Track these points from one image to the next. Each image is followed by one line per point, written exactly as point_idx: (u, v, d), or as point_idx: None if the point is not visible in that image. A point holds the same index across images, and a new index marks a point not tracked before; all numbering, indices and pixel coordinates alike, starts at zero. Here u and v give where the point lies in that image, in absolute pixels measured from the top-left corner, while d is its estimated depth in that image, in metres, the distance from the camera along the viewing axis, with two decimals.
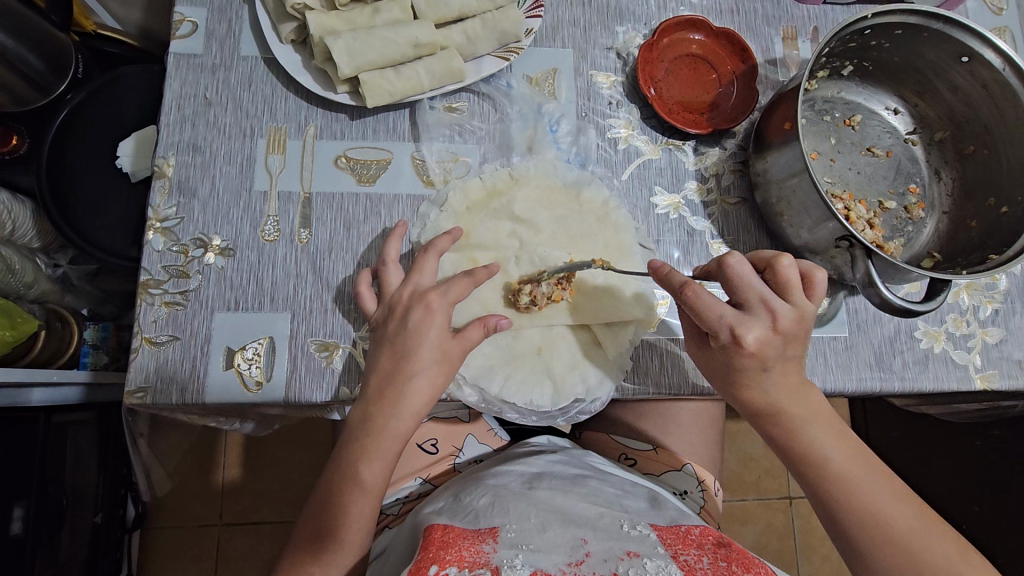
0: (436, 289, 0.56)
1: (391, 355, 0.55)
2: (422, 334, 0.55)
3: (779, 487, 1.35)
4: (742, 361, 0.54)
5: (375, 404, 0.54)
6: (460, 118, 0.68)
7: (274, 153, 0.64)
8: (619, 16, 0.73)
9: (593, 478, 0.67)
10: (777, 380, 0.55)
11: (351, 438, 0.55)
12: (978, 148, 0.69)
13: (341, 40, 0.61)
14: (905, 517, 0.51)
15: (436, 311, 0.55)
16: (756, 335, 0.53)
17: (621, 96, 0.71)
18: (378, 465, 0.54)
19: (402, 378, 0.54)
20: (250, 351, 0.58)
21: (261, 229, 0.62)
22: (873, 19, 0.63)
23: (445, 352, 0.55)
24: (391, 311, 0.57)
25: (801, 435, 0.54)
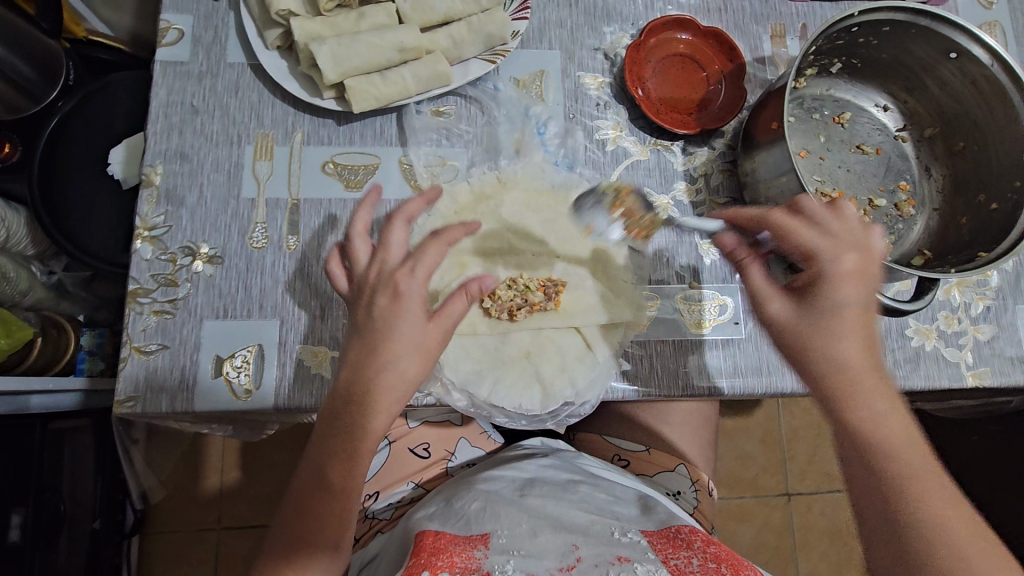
0: (405, 267, 0.52)
1: (360, 346, 0.52)
2: (391, 323, 0.51)
3: (776, 484, 1.37)
4: (845, 289, 0.49)
5: (338, 400, 0.52)
6: (447, 122, 0.67)
7: (262, 160, 0.64)
8: (607, 18, 0.73)
9: (585, 484, 0.67)
10: (859, 334, 0.49)
11: (323, 438, 0.53)
12: (969, 144, 0.69)
13: (326, 45, 0.59)
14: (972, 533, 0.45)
15: (405, 292, 0.52)
16: (853, 260, 0.50)
17: (609, 97, 0.71)
18: (342, 462, 0.53)
19: (374, 372, 0.51)
20: (239, 359, 0.59)
21: (249, 236, 0.62)
22: (859, 17, 0.62)
23: (421, 344, 0.52)
24: (361, 291, 0.53)
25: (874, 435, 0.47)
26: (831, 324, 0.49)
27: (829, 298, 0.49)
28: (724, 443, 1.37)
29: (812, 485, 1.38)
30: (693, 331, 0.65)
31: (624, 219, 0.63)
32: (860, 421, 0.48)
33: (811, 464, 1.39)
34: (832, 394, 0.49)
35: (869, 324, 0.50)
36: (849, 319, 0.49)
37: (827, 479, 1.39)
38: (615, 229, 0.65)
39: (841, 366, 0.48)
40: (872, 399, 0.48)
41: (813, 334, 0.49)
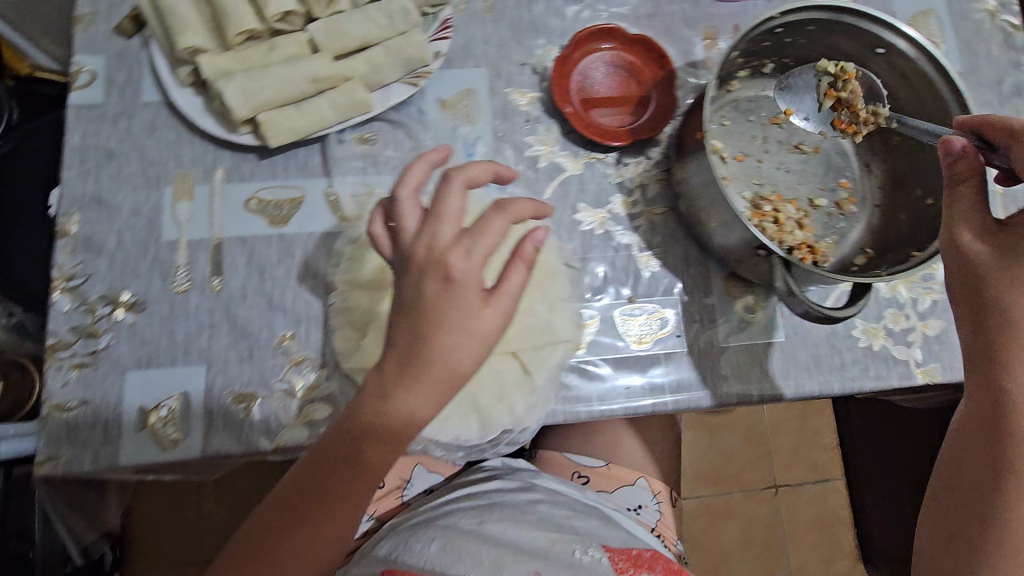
0: (458, 246, 0.43)
1: (409, 330, 0.43)
2: (445, 309, 0.43)
3: (762, 479, 1.36)
4: None
5: (391, 381, 0.44)
6: (373, 149, 0.65)
7: (182, 201, 0.63)
8: (534, 32, 0.72)
9: (544, 503, 0.67)
10: None
11: (361, 421, 0.46)
12: (903, 139, 0.68)
13: (235, 82, 0.57)
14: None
15: (462, 275, 0.43)
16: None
17: (540, 112, 0.69)
18: (386, 446, 0.46)
19: (429, 358, 0.43)
20: (164, 409, 0.57)
21: (171, 280, 0.60)
22: (780, 18, 0.61)
23: (484, 330, 0.44)
24: (407, 266, 0.44)
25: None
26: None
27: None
28: (706, 441, 1.36)
29: (798, 477, 1.37)
30: (635, 348, 0.65)
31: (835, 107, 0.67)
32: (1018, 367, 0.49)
33: (795, 456, 1.38)
34: (995, 341, 0.50)
35: None
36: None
37: (812, 470, 1.38)
38: (783, 100, 0.69)
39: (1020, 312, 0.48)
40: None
41: (1013, 279, 0.49)
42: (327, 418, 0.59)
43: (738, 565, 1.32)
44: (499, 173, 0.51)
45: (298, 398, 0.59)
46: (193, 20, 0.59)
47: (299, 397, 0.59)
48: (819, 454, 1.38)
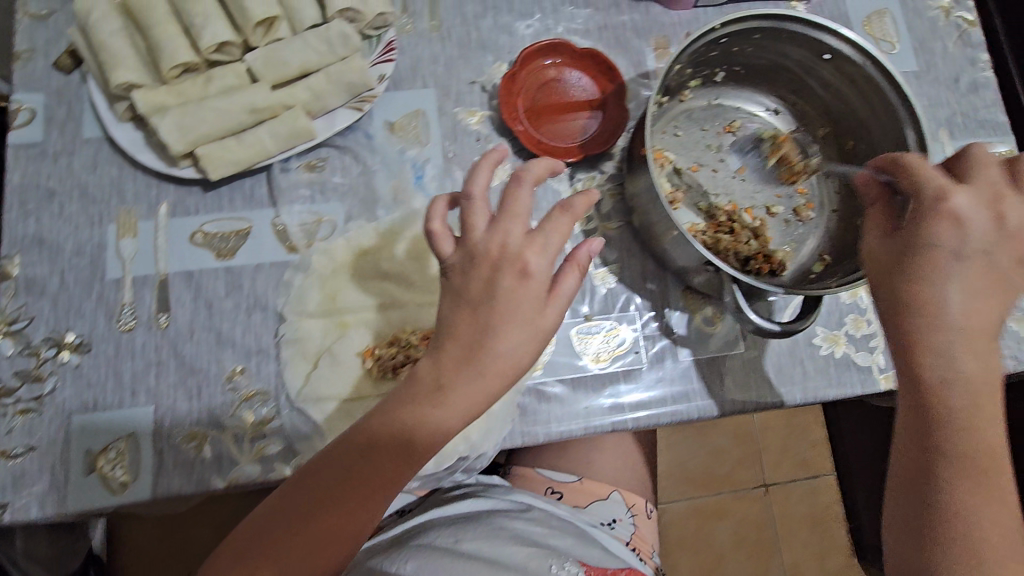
0: (534, 244, 0.48)
1: (474, 324, 0.47)
2: (512, 306, 0.47)
3: (752, 477, 1.35)
4: (937, 226, 0.47)
5: (448, 372, 0.47)
6: (321, 177, 0.64)
7: (126, 238, 0.61)
8: (482, 49, 0.71)
9: (518, 518, 0.70)
10: (969, 281, 0.47)
11: (416, 408, 0.48)
12: (857, 143, 0.68)
13: (169, 117, 0.57)
14: (999, 535, 0.44)
15: (531, 275, 0.47)
16: (962, 204, 0.47)
17: (490, 131, 0.68)
18: (433, 433, 0.48)
19: (488, 344, 0.47)
20: (112, 452, 0.56)
21: (117, 319, 0.59)
22: (724, 29, 0.60)
23: (541, 325, 0.48)
24: (476, 263, 0.48)
25: (949, 404, 0.46)
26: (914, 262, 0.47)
27: (930, 246, 0.47)
28: (693, 442, 1.35)
29: (787, 474, 1.35)
30: (593, 367, 0.64)
31: (779, 163, 0.71)
32: (929, 362, 0.46)
33: (784, 453, 1.36)
34: (901, 336, 0.48)
35: (983, 275, 0.47)
36: (969, 265, 0.47)
37: (802, 466, 1.36)
38: (736, 156, 0.71)
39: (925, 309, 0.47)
40: (963, 350, 0.46)
41: (908, 278, 0.47)
42: (281, 454, 0.58)
43: (732, 564, 1.31)
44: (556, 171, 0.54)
45: (249, 435, 0.58)
46: (126, 56, 0.58)
47: (250, 433, 0.58)
48: (808, 451, 1.36)
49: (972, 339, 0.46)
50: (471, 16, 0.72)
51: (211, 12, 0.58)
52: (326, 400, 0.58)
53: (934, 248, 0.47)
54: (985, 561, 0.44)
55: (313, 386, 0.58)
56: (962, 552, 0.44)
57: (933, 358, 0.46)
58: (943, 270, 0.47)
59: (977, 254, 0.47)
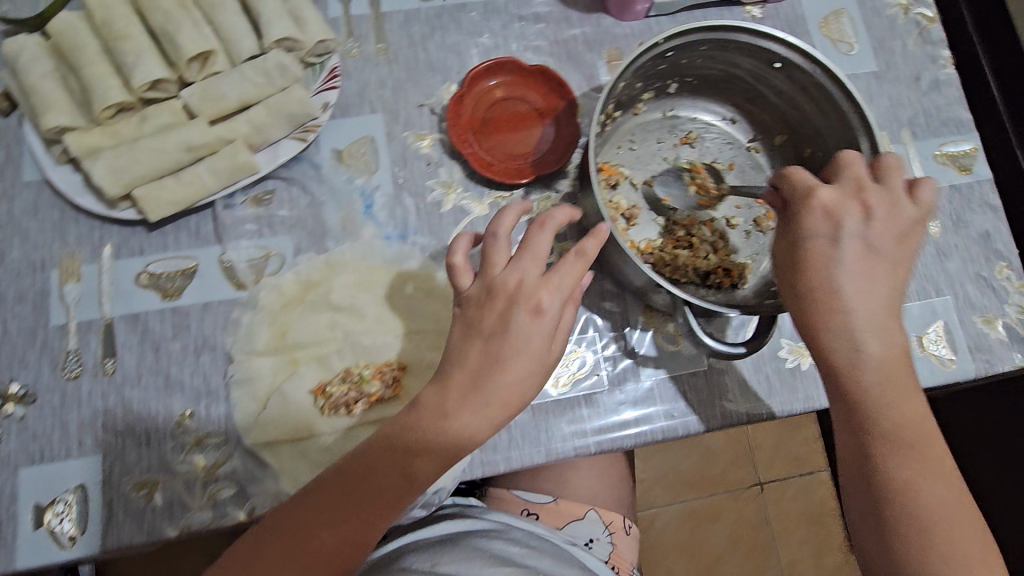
0: (547, 283, 0.48)
1: (486, 353, 0.47)
2: (524, 339, 0.47)
3: (745, 476, 1.26)
4: (811, 223, 0.51)
5: (454, 399, 0.46)
6: (268, 211, 0.63)
7: (69, 283, 0.60)
8: (430, 70, 0.70)
9: (499, 540, 0.69)
10: (852, 270, 0.50)
11: (420, 440, 0.47)
12: (814, 150, 0.67)
13: (101, 160, 0.57)
14: (937, 501, 0.48)
15: (545, 312, 0.47)
16: (828, 199, 0.51)
17: (441, 154, 0.67)
18: (434, 464, 0.47)
19: (494, 377, 0.46)
20: (60, 504, 0.55)
21: (61, 367, 0.58)
22: (669, 43, 0.59)
23: (546, 357, 0.48)
24: (491, 298, 0.48)
25: (863, 382, 0.49)
26: (798, 260, 0.51)
27: (805, 243, 0.51)
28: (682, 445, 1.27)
29: (781, 472, 1.27)
30: (554, 392, 0.63)
31: (699, 189, 0.69)
32: (838, 351, 0.49)
33: (778, 451, 1.28)
34: (805, 329, 0.51)
35: (869, 263, 0.50)
36: (850, 254, 0.50)
37: (796, 464, 1.28)
38: (660, 186, 0.69)
39: (820, 298, 0.50)
40: (866, 332, 0.49)
41: (802, 273, 0.50)
42: (233, 497, 0.56)
43: (729, 569, 1.22)
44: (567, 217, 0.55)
45: (200, 479, 0.57)
46: (58, 99, 0.57)
47: (201, 478, 0.57)
48: (802, 447, 1.28)
49: (874, 321, 0.50)
50: (418, 37, 0.70)
51: (142, 51, 0.58)
52: (278, 440, 0.57)
53: (810, 245, 0.50)
54: (933, 526, 0.47)
55: (263, 426, 0.57)
56: (910, 521, 0.48)
57: (840, 345, 0.49)
58: (823, 264, 0.50)
59: (853, 241, 0.50)
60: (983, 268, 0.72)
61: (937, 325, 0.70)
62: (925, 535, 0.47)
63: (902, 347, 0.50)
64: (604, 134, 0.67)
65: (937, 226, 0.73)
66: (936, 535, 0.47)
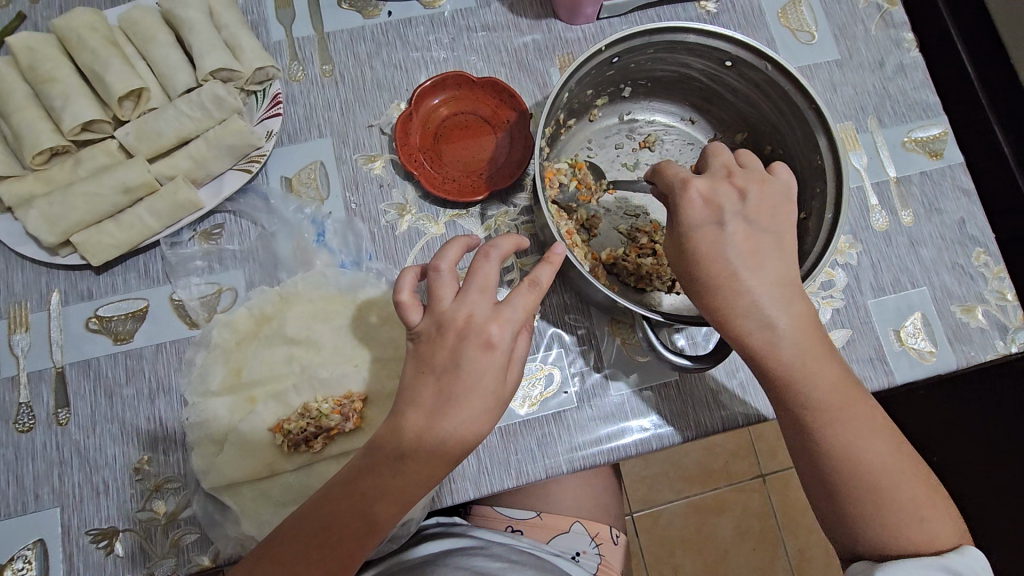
0: (499, 316, 0.45)
1: (441, 391, 0.45)
2: (477, 375, 0.45)
3: (749, 468, 1.24)
4: (692, 212, 0.49)
5: (410, 438, 0.45)
6: (217, 246, 0.62)
7: (18, 333, 0.59)
8: (378, 89, 0.68)
9: (480, 557, 0.67)
10: (742, 253, 0.47)
11: (375, 478, 0.46)
12: (774, 148, 0.65)
13: (34, 209, 0.56)
14: (879, 458, 0.47)
15: (497, 346, 0.45)
16: (702, 188, 0.49)
17: (392, 175, 0.65)
18: (392, 502, 0.46)
19: (450, 411, 0.44)
20: (20, 561, 0.54)
21: (13, 421, 0.57)
22: (612, 48, 0.57)
23: (502, 389, 0.46)
24: (441, 333, 0.45)
25: (784, 362, 0.47)
26: (691, 252, 0.48)
27: (688, 234, 0.48)
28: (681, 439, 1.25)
29: (784, 460, 1.25)
30: (521, 412, 0.61)
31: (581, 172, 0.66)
32: (755, 336, 0.47)
33: (781, 440, 1.25)
34: (718, 318, 0.48)
35: (756, 243, 0.48)
36: (735, 235, 0.48)
37: None
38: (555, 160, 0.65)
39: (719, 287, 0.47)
40: (776, 309, 0.47)
41: (695, 263, 0.48)
42: (197, 542, 0.55)
43: (738, 560, 1.21)
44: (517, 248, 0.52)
45: (162, 526, 0.55)
46: None
47: (163, 525, 0.56)
48: None
49: (778, 297, 0.47)
50: (364, 55, 0.69)
51: (71, 92, 0.58)
52: (237, 482, 0.56)
53: (698, 234, 0.48)
54: (875, 483, 0.47)
55: (220, 469, 0.55)
56: (857, 484, 0.47)
57: (752, 328, 0.47)
58: (715, 250, 0.47)
59: (736, 223, 0.48)
60: (960, 255, 0.70)
61: (916, 317, 0.67)
62: (874, 495, 0.47)
63: (809, 321, 0.48)
64: (555, 143, 0.66)
65: (909, 214, 0.71)
66: (883, 492, 0.47)
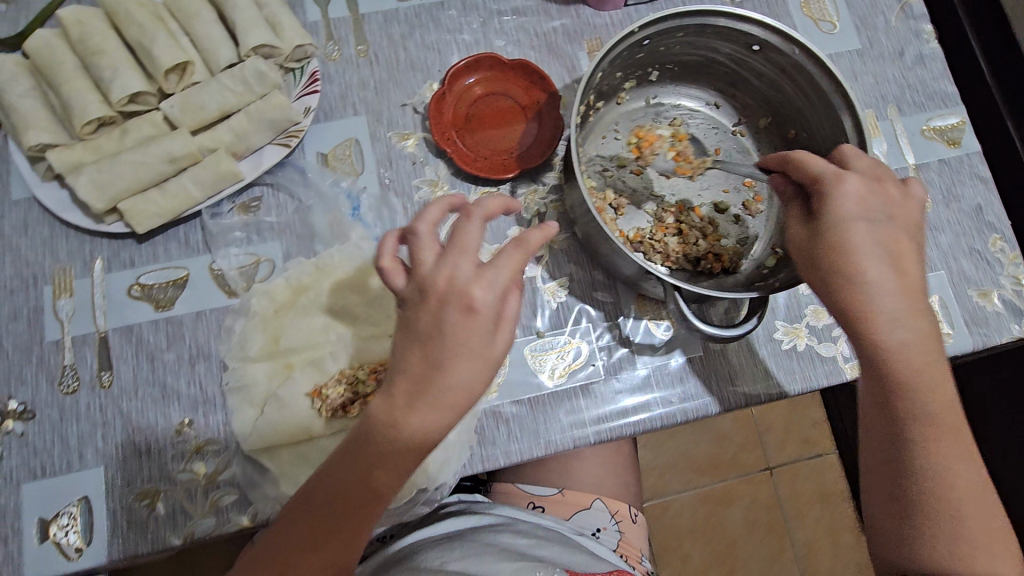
0: (481, 278, 0.43)
1: (425, 357, 0.43)
2: (462, 340, 0.43)
3: (757, 460, 1.26)
4: (845, 205, 0.50)
5: (401, 404, 0.43)
6: (255, 217, 0.63)
7: (63, 298, 0.60)
8: (411, 70, 0.70)
9: (505, 531, 0.69)
10: (885, 252, 0.50)
11: (369, 447, 0.45)
12: (798, 131, 0.67)
13: (83, 176, 0.57)
14: (965, 483, 0.50)
15: (478, 311, 0.43)
16: (856, 186, 0.51)
17: (425, 153, 0.67)
18: (386, 468, 0.45)
19: (438, 381, 0.43)
20: (65, 517, 0.55)
21: (59, 383, 0.59)
22: (644, 30, 0.58)
23: (490, 352, 0.44)
24: (424, 298, 0.44)
25: (903, 368, 0.49)
26: (837, 243, 0.50)
27: (840, 227, 0.50)
28: (693, 428, 1.27)
29: (792, 454, 1.27)
30: (550, 384, 0.63)
31: (679, 148, 0.70)
32: (885, 334, 0.49)
33: (789, 432, 1.27)
34: (855, 315, 0.49)
35: (896, 247, 0.50)
36: (881, 236, 0.50)
37: (806, 445, 1.27)
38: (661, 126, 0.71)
39: (860, 281, 0.49)
40: (911, 319, 0.49)
41: (839, 255, 0.49)
42: (235, 503, 0.57)
43: (747, 551, 1.22)
44: (509, 212, 0.51)
45: (202, 487, 0.57)
46: (39, 117, 0.58)
47: (202, 486, 0.57)
48: (814, 429, 1.27)
49: (914, 308, 0.50)
50: (398, 37, 0.70)
51: (119, 64, 0.59)
52: (276, 445, 0.57)
53: (850, 228, 0.50)
54: (953, 504, 0.50)
55: (261, 432, 0.57)
56: (935, 501, 0.50)
57: (884, 328, 0.49)
58: (864, 246, 0.49)
59: (883, 226, 0.50)
60: (977, 241, 0.72)
61: (934, 300, 0.69)
62: (948, 514, 0.50)
63: (933, 337, 0.50)
64: (587, 124, 0.67)
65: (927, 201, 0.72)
66: (958, 515, 0.50)
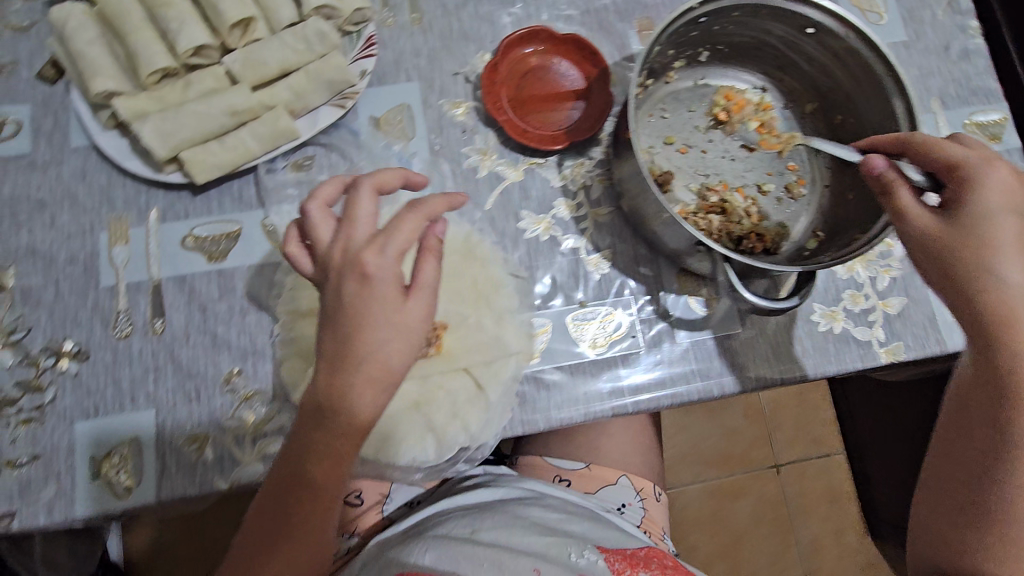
0: (371, 246, 0.43)
1: (334, 338, 0.43)
2: (366, 311, 0.43)
3: (766, 456, 1.27)
4: (988, 193, 0.51)
5: (323, 384, 0.43)
6: (308, 175, 0.65)
7: (118, 245, 0.62)
8: (464, 39, 0.70)
9: (534, 504, 0.69)
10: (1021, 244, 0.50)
11: (302, 431, 0.45)
12: (845, 117, 0.68)
13: (149, 124, 0.59)
14: None
15: (373, 279, 0.43)
16: (1005, 175, 0.51)
17: (475, 122, 0.68)
18: (321, 452, 0.44)
19: (352, 360, 0.42)
20: (116, 456, 0.57)
21: (113, 327, 0.60)
22: (703, 7, 0.59)
23: (405, 318, 0.43)
24: (326, 276, 0.44)
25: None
26: (977, 227, 0.50)
27: (985, 215, 0.50)
28: (706, 421, 1.28)
29: (802, 453, 1.28)
30: (591, 353, 0.64)
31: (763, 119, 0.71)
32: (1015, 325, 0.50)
33: (799, 430, 1.29)
34: (989, 301, 0.50)
35: None
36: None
37: (815, 444, 1.28)
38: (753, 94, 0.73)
39: (996, 269, 0.50)
40: None
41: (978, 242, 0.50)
42: None
43: (753, 544, 1.23)
44: (413, 183, 0.52)
45: (249, 435, 0.58)
46: (107, 65, 0.59)
47: (251, 433, 0.58)
48: (824, 429, 1.28)
49: None
50: (452, 6, 0.71)
51: (185, 17, 0.60)
52: None
53: (996, 216, 0.50)
54: None
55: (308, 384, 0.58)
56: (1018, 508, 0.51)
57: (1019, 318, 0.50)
58: (1007, 233, 0.50)
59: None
60: None
61: None
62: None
63: None
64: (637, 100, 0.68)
65: None
66: None
